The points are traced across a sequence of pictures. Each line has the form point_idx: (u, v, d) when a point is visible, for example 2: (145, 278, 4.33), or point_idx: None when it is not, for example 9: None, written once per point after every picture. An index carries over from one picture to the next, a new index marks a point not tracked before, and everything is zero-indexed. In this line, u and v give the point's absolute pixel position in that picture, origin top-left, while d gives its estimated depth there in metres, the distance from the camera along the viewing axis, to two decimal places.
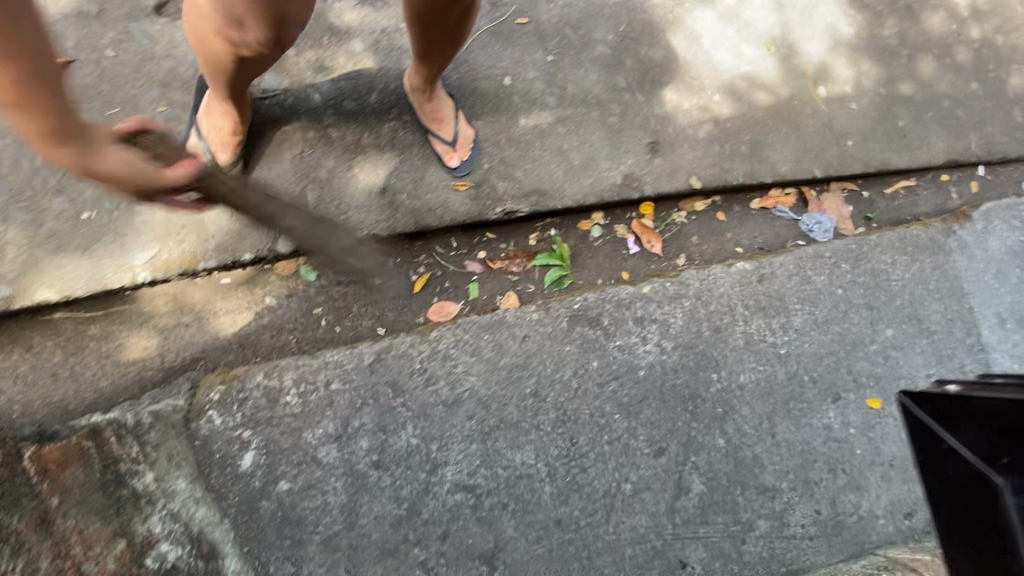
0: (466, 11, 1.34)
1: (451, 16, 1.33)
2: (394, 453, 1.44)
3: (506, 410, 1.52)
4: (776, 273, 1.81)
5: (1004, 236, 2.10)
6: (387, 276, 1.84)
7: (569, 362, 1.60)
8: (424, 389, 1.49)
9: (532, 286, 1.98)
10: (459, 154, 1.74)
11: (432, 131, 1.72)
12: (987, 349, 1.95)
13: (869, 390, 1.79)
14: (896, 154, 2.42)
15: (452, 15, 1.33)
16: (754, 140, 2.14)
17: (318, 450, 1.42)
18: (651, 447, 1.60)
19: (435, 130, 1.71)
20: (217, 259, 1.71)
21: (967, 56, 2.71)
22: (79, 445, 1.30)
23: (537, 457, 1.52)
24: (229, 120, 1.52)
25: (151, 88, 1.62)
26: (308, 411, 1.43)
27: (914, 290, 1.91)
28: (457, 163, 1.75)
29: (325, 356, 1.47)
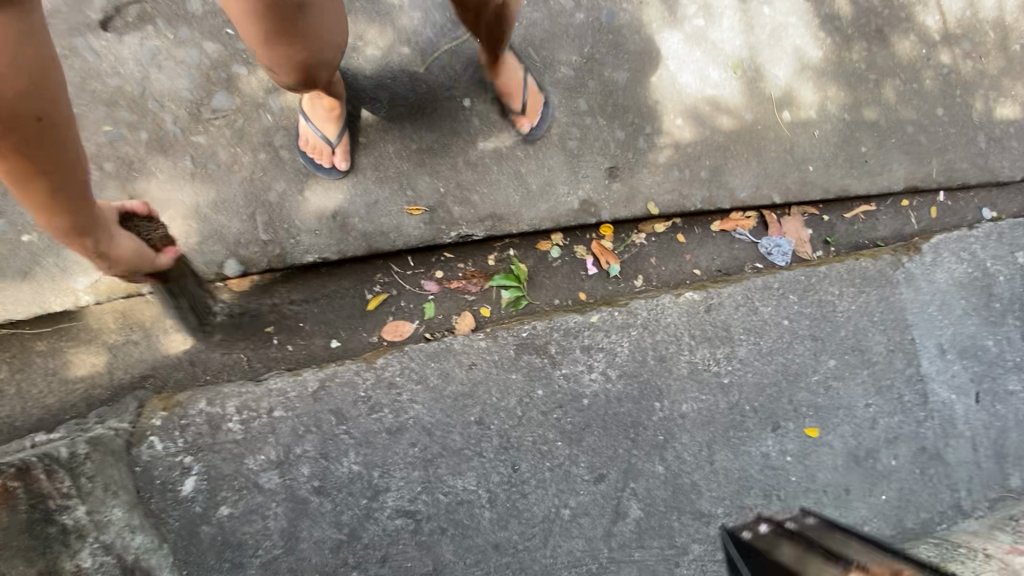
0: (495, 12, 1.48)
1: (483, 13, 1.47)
2: (335, 480, 1.48)
3: (449, 438, 1.55)
4: (723, 303, 1.85)
5: (951, 268, 2.16)
6: (342, 295, 1.86)
7: (515, 391, 1.62)
8: (368, 417, 1.51)
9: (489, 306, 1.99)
10: (530, 120, 1.91)
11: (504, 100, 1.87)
12: (927, 379, 2.02)
13: (808, 419, 1.86)
14: (856, 180, 2.46)
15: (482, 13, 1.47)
16: (714, 165, 2.17)
17: (260, 476, 1.45)
18: (591, 474, 1.64)
19: (507, 99, 1.85)
20: (161, 282, 1.69)
21: (933, 81, 2.75)
22: (5, 485, 1.26)
23: (477, 483, 1.56)
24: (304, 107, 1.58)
25: (97, 107, 1.56)
26: (250, 438, 1.45)
27: (858, 322, 1.97)
28: (526, 128, 1.91)
29: (269, 383, 1.49)
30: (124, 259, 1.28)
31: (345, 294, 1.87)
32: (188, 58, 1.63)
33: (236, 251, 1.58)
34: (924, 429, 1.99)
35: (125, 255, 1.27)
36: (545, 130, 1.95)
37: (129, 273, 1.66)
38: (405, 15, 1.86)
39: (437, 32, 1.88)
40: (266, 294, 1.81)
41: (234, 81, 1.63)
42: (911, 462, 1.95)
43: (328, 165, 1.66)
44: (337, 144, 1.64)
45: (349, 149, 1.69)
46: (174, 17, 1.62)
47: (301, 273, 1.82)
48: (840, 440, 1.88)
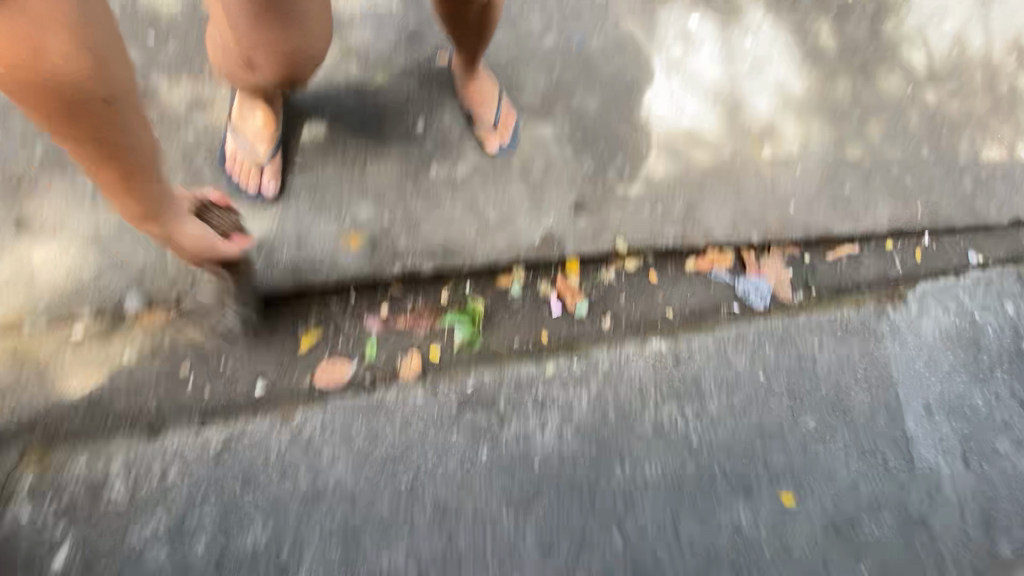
0: (485, 13, 1.44)
1: (469, 12, 1.43)
2: (236, 556, 1.28)
3: (374, 506, 1.36)
4: (693, 354, 1.69)
5: (937, 319, 2.03)
6: (265, 332, 1.48)
7: (454, 453, 1.44)
8: (279, 482, 1.33)
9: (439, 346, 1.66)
10: (499, 137, 1.78)
11: (473, 111, 1.75)
12: (913, 441, 1.87)
13: (784, 485, 1.68)
14: (840, 221, 2.32)
15: (468, 13, 1.44)
16: (689, 201, 2.03)
17: (146, 552, 1.25)
18: (539, 548, 1.45)
19: (480, 108, 1.74)
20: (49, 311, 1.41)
21: (919, 120, 2.67)
22: None
23: (405, 560, 1.35)
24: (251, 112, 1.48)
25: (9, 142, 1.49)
26: (137, 505, 1.27)
27: (839, 376, 1.81)
28: (494, 146, 1.78)
29: (165, 440, 1.32)
30: (186, 245, 1.22)
31: (282, 330, 1.49)
32: None
33: (139, 285, 1.43)
34: (909, 496, 1.82)
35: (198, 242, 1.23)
36: (505, 158, 1.80)
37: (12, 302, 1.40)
38: (354, 32, 1.72)
39: (389, 50, 1.74)
40: (188, 327, 1.45)
41: (153, 97, 1.48)
42: (896, 534, 1.77)
43: (254, 188, 1.51)
44: (267, 163, 1.50)
45: (281, 171, 1.54)
46: None
47: (232, 302, 1.46)
48: (819, 508, 1.70)
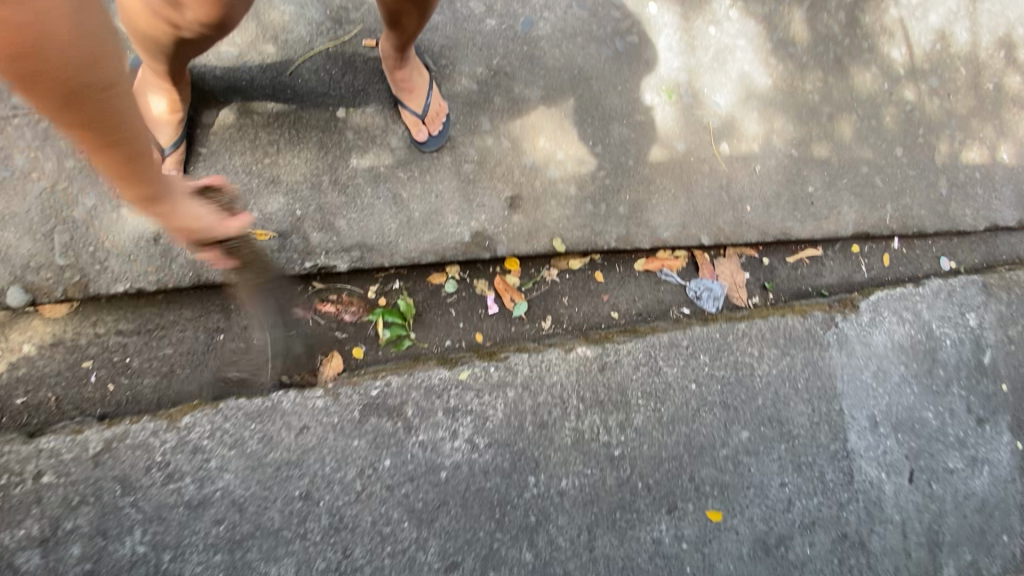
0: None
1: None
2: (113, 563, 1.23)
3: (264, 516, 1.31)
4: (621, 362, 1.63)
5: (891, 330, 1.94)
6: (180, 329, 1.56)
7: (355, 460, 1.38)
8: (163, 487, 1.28)
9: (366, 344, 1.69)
10: (429, 129, 1.68)
11: (401, 100, 1.65)
12: (853, 456, 1.79)
13: (711, 500, 1.61)
14: (799, 224, 2.24)
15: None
16: (634, 200, 1.95)
17: (16, 557, 1.20)
18: (442, 562, 1.39)
19: (404, 100, 1.64)
20: None
21: (894, 119, 2.55)
22: None
23: (296, 571, 1.31)
24: (166, 94, 1.39)
25: None
26: (7, 508, 1.21)
27: (779, 388, 1.74)
28: (422, 136, 1.67)
29: (41, 442, 1.26)
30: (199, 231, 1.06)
31: (181, 326, 1.57)
32: None
33: (21, 278, 1.33)
34: (846, 513, 1.75)
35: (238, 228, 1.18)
36: (435, 150, 1.70)
37: None
38: (274, 10, 1.62)
39: (312, 31, 1.64)
40: (88, 323, 1.52)
41: None
42: (829, 552, 1.71)
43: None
44: (169, 151, 1.44)
45: (184, 159, 1.47)
46: None
47: (132, 301, 1.53)
48: (748, 525, 1.63)
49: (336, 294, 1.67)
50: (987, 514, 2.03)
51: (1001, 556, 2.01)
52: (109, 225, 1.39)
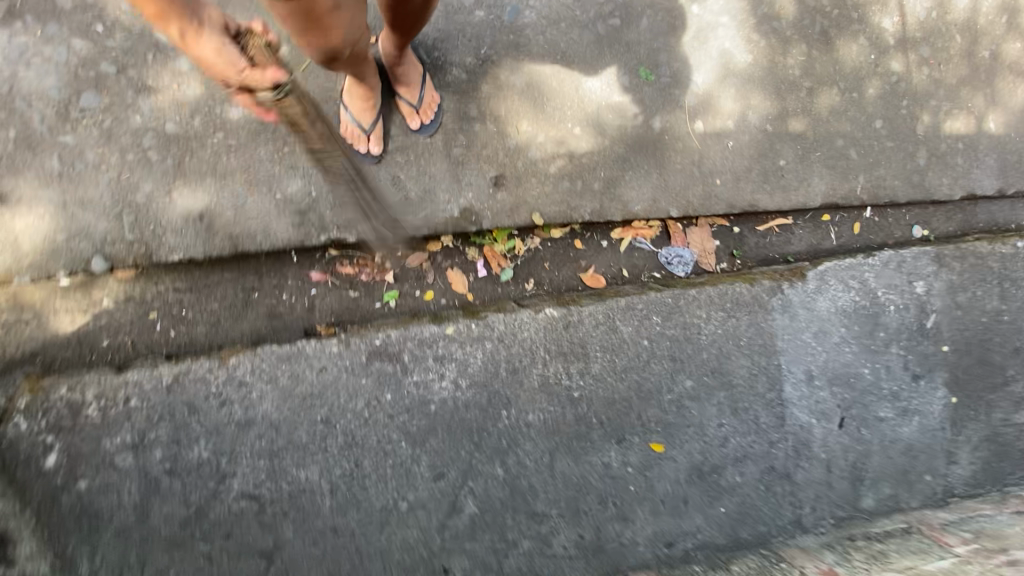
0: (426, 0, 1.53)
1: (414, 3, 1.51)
2: (185, 463, 1.66)
3: (295, 433, 1.72)
4: (583, 321, 1.95)
5: (836, 296, 2.19)
6: (221, 286, 1.87)
7: (363, 393, 1.77)
8: (218, 410, 1.69)
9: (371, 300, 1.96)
10: (422, 118, 1.97)
11: (400, 93, 1.92)
12: (787, 404, 2.09)
13: (655, 434, 1.95)
14: (768, 195, 2.42)
15: (413, 3, 1.52)
16: (608, 177, 2.18)
17: (116, 456, 1.64)
18: (432, 472, 1.79)
19: (402, 92, 1.91)
20: (32, 274, 1.74)
21: (878, 90, 2.63)
22: None
23: (320, 475, 1.72)
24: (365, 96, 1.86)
25: None
26: (108, 421, 1.65)
27: (722, 345, 2.03)
28: (416, 126, 1.97)
29: (128, 375, 1.68)
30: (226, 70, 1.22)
31: (225, 285, 1.87)
32: (58, 57, 1.72)
33: (102, 250, 1.75)
34: (776, 449, 2.07)
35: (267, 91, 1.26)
36: (428, 136, 1.99)
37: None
38: None
39: None
40: (153, 281, 1.83)
41: (104, 83, 1.73)
42: (756, 479, 2.04)
43: (364, 150, 1.95)
44: (370, 132, 1.92)
45: (382, 134, 1.96)
46: (47, 17, 1.72)
47: (185, 263, 1.82)
48: (686, 455, 1.97)
49: (349, 259, 1.95)
50: (912, 456, 2.32)
51: (921, 491, 2.33)
52: (163, 206, 1.76)
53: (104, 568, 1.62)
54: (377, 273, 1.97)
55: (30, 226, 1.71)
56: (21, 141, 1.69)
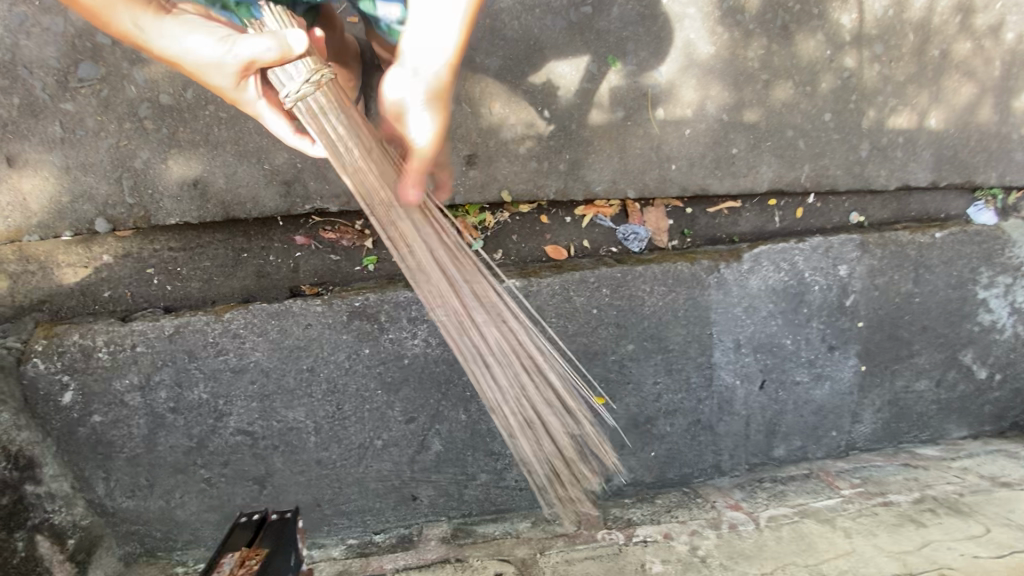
0: None
1: None
2: (187, 402, 1.91)
3: (284, 379, 1.97)
4: (541, 291, 2.22)
5: (767, 275, 2.48)
6: (213, 246, 2.09)
7: (344, 347, 2.02)
8: (215, 358, 1.92)
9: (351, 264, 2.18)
10: None
11: None
12: (715, 367, 2.41)
13: (598, 389, 2.26)
14: (718, 181, 2.65)
15: None
16: (573, 159, 2.39)
17: (125, 395, 1.88)
18: (404, 416, 2.09)
19: None
20: (39, 233, 1.93)
21: (831, 85, 2.82)
22: None
23: (306, 416, 2.01)
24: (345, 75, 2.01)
25: None
26: (118, 364, 1.87)
27: (663, 315, 2.32)
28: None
29: (133, 325, 1.89)
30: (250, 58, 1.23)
31: (215, 245, 2.09)
32: (56, 26, 1.83)
33: (104, 212, 1.93)
34: (703, 405, 2.41)
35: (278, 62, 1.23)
36: None
37: (10, 223, 1.90)
38: None
39: None
40: (147, 241, 2.04)
41: (99, 52, 1.84)
42: (683, 430, 2.39)
43: None
44: None
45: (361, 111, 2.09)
46: None
47: (178, 226, 2.04)
48: (624, 407, 2.31)
49: (331, 226, 2.15)
50: (822, 414, 2.68)
51: (827, 444, 2.72)
52: (162, 173, 1.93)
53: (122, 486, 1.91)
54: (357, 239, 2.16)
55: (37, 189, 1.89)
56: (27, 107, 1.84)
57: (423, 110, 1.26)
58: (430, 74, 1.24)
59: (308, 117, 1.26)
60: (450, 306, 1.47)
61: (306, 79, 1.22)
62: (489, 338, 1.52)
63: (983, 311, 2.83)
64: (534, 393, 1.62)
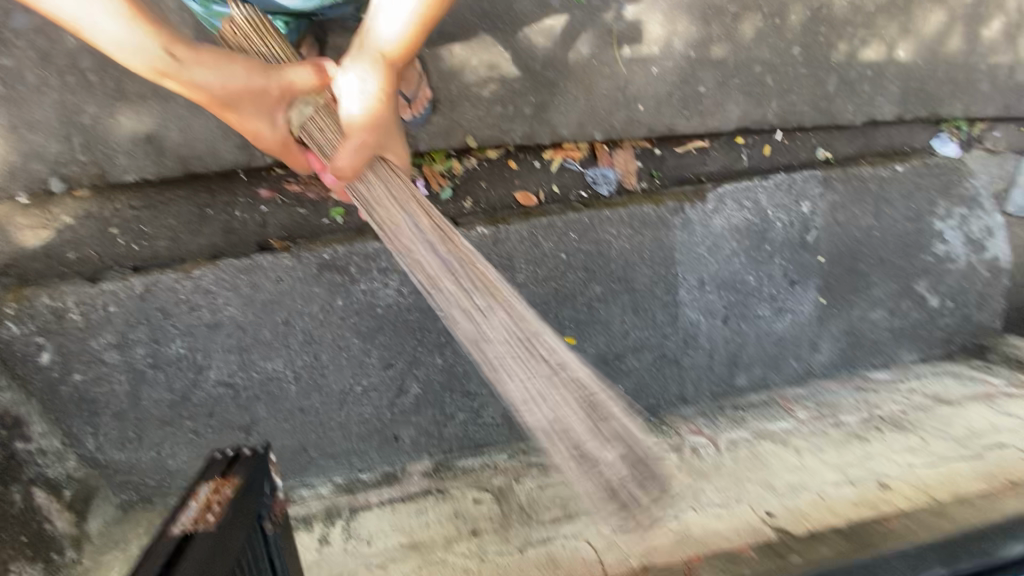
0: None
1: None
2: (166, 358, 1.97)
3: (260, 332, 2.04)
4: (509, 238, 2.26)
5: (730, 214, 2.55)
6: (176, 203, 2.03)
7: (317, 299, 2.06)
8: (189, 313, 1.97)
9: (312, 215, 2.12)
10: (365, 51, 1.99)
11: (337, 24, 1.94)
12: (680, 305, 2.51)
13: (568, 330, 2.36)
14: (685, 121, 2.64)
15: None
16: (538, 101, 2.37)
17: (103, 353, 1.91)
18: (381, 362, 2.18)
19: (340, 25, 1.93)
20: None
21: (800, 17, 2.71)
22: None
23: (285, 365, 2.09)
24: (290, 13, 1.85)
25: None
26: (92, 324, 1.89)
27: (629, 257, 2.39)
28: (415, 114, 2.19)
29: (103, 284, 1.90)
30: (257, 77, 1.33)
31: (177, 202, 2.03)
32: None
33: (57, 171, 1.91)
34: (668, 340, 2.53)
35: (308, 91, 1.42)
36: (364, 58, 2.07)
37: None
38: None
39: None
40: (107, 200, 1.99)
41: None
42: (650, 364, 2.52)
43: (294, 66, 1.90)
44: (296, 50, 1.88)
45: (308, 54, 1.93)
46: None
47: (138, 182, 1.99)
48: (593, 346, 2.41)
49: (294, 178, 2.11)
50: (782, 345, 2.77)
51: (787, 372, 2.79)
52: (113, 129, 1.90)
53: (112, 440, 1.98)
54: (323, 189, 2.11)
55: None
56: None
57: (363, 78, 1.39)
58: (375, 60, 1.40)
59: (314, 129, 1.48)
60: (455, 295, 1.46)
61: (311, 104, 1.46)
62: (503, 325, 1.43)
63: (938, 242, 2.94)
64: (564, 392, 1.36)
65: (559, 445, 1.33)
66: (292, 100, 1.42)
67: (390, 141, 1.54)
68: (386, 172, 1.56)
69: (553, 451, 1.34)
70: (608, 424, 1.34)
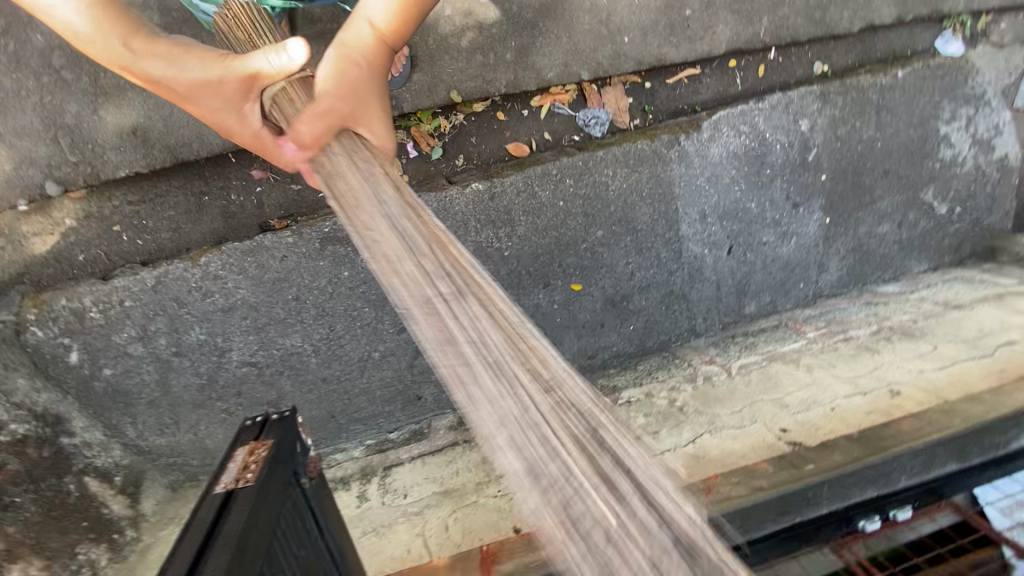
0: None
1: None
2: (188, 344, 2.04)
3: (274, 311, 2.09)
4: (506, 190, 2.23)
5: (727, 141, 2.50)
6: (173, 193, 2.08)
7: (324, 273, 2.10)
8: (203, 300, 2.01)
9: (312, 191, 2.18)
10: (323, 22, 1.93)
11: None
12: (683, 240, 2.51)
13: (574, 277, 2.39)
14: (674, 48, 2.54)
15: None
16: (520, 46, 2.29)
17: (128, 346, 1.98)
18: (395, 328, 2.24)
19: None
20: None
21: None
22: None
23: (302, 340, 2.15)
24: None
25: None
26: (112, 320, 1.95)
27: (628, 197, 2.37)
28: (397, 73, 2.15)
29: (115, 282, 1.94)
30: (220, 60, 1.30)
31: (174, 192, 2.08)
32: None
33: (51, 174, 1.90)
34: (674, 276, 2.54)
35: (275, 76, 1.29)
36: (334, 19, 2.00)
37: None
38: None
39: None
40: (105, 197, 2.03)
41: None
42: (658, 301, 2.55)
43: None
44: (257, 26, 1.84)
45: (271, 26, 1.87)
46: None
47: (132, 177, 2.01)
48: (601, 290, 2.44)
49: None
50: (790, 270, 2.77)
51: (796, 295, 2.81)
52: (95, 125, 1.88)
53: (151, 427, 2.08)
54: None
55: None
56: None
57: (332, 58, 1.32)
58: (360, 31, 1.35)
59: (280, 110, 1.32)
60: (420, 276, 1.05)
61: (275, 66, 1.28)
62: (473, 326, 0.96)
63: (944, 147, 2.87)
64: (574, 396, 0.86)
65: (536, 516, 0.71)
66: (262, 91, 1.32)
67: (364, 109, 1.34)
68: (354, 144, 1.32)
69: (514, 486, 0.74)
70: (603, 467, 0.75)
